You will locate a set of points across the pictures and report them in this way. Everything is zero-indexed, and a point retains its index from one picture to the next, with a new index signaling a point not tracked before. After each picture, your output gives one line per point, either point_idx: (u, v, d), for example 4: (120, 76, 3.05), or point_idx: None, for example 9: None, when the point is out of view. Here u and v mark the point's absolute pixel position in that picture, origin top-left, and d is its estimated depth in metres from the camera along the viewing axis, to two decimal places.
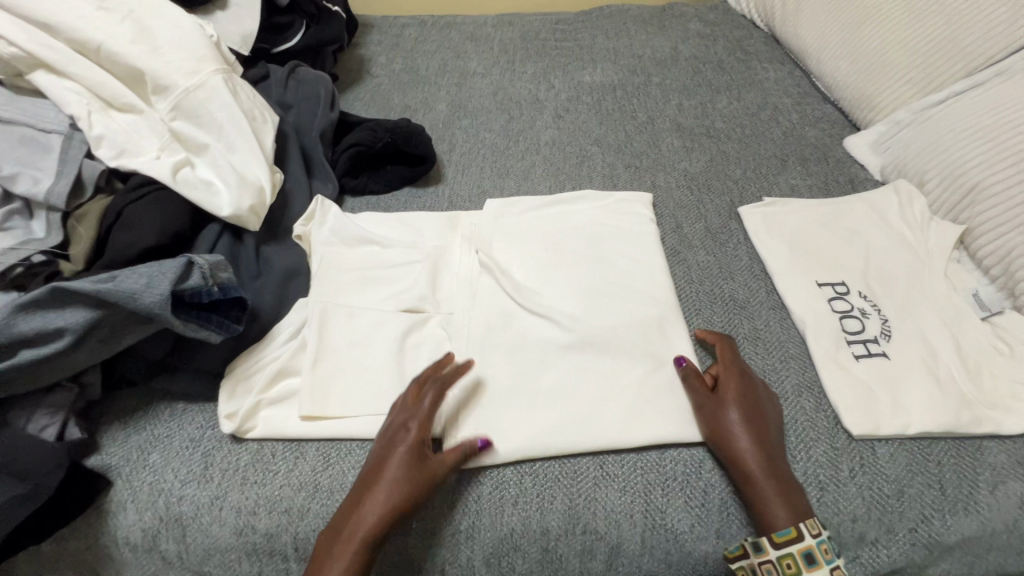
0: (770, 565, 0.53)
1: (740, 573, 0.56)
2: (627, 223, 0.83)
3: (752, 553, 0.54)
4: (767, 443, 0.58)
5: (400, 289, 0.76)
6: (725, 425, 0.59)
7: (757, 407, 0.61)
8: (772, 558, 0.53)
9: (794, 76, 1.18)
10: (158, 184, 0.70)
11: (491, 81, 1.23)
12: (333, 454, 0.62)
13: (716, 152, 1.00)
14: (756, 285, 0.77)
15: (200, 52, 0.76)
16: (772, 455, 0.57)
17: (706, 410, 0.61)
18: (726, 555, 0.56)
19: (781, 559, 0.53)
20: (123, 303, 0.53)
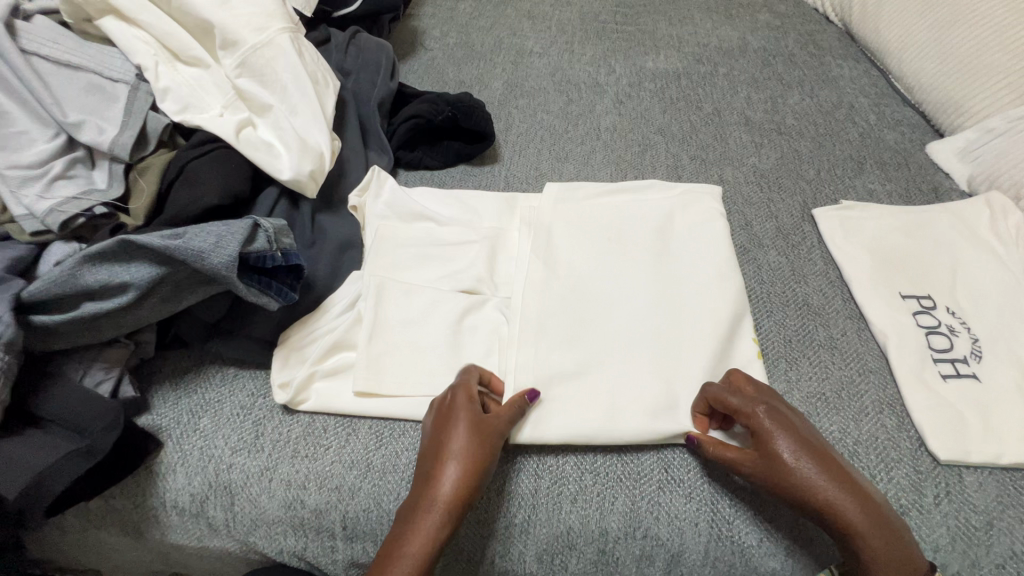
0: None
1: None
2: (699, 212, 0.77)
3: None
4: (840, 469, 0.51)
5: (457, 268, 0.73)
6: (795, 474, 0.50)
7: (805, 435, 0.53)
8: None
9: (871, 76, 1.11)
10: (221, 143, 0.67)
11: (548, 61, 1.18)
12: (387, 434, 0.60)
13: (788, 150, 0.94)
14: (832, 292, 0.73)
15: (269, 8, 0.73)
16: (851, 482, 0.50)
17: (761, 465, 0.52)
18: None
19: None
20: (189, 262, 0.51)
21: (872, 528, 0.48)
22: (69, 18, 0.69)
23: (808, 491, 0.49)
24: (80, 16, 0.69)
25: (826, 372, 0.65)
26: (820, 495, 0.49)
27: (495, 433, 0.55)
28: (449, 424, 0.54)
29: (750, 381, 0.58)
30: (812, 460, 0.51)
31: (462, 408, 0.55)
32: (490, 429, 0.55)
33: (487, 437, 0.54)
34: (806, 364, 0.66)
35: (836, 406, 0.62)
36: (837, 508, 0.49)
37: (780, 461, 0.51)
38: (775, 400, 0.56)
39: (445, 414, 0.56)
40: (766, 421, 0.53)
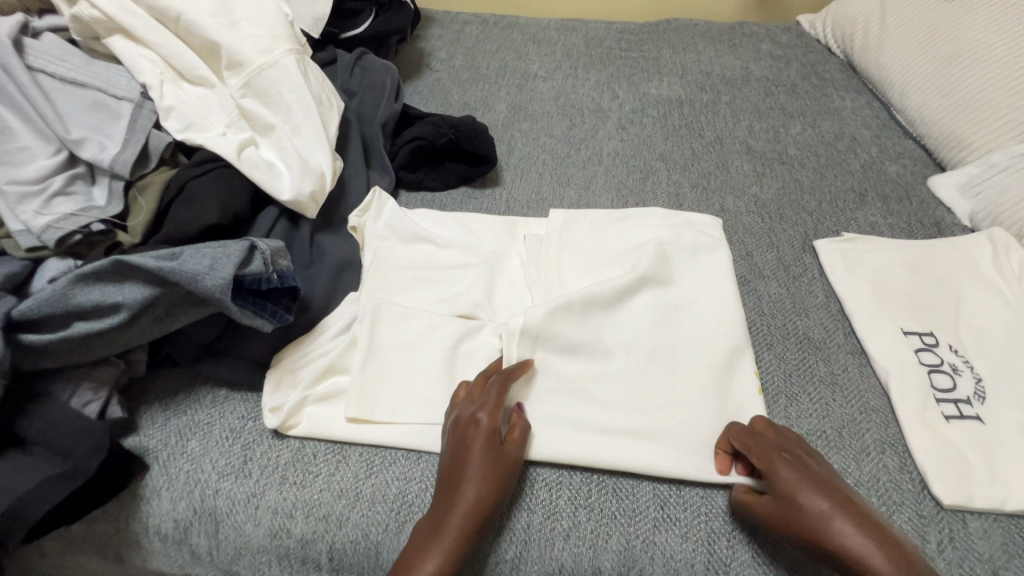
0: None
1: None
2: (693, 241, 0.77)
3: None
4: (862, 513, 0.49)
5: (455, 292, 0.73)
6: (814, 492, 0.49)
7: (823, 478, 0.52)
8: None
9: (872, 107, 1.12)
10: (222, 163, 0.67)
11: (553, 86, 1.19)
12: (377, 462, 0.58)
13: (790, 180, 0.95)
14: (833, 326, 0.72)
15: (276, 30, 0.74)
16: (872, 527, 0.48)
17: (775, 507, 0.51)
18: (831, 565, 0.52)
19: None
20: (183, 284, 0.50)
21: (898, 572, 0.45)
22: (77, 36, 0.70)
23: (829, 539, 0.48)
24: (88, 34, 0.70)
25: (827, 409, 0.64)
26: (842, 543, 0.47)
27: (512, 457, 0.54)
28: (467, 446, 0.53)
29: (771, 425, 0.58)
30: (832, 503, 0.49)
31: (480, 431, 0.53)
32: (505, 454, 0.53)
33: (501, 462, 0.52)
34: (806, 401, 0.65)
35: (837, 445, 0.61)
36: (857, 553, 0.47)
37: (796, 506, 0.50)
38: (793, 443, 0.56)
39: (464, 435, 0.54)
40: (782, 465, 0.53)
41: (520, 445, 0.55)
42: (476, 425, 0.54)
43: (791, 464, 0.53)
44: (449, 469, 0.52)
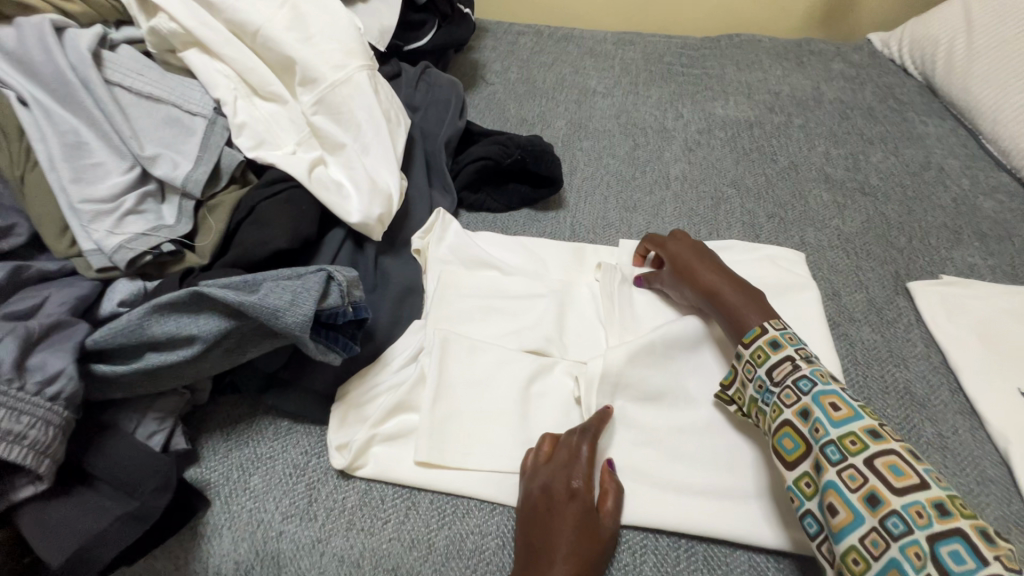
0: (851, 470, 0.46)
1: (805, 476, 0.49)
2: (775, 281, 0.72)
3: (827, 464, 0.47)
4: (736, 281, 0.64)
5: (525, 325, 0.69)
6: (764, 342, 0.56)
7: (711, 256, 0.67)
8: (896, 508, 0.43)
9: (959, 135, 1.05)
10: (293, 182, 0.64)
11: (613, 102, 1.15)
12: (450, 512, 0.55)
13: (874, 212, 0.88)
14: (936, 380, 0.66)
15: (350, 44, 0.71)
16: (753, 296, 0.62)
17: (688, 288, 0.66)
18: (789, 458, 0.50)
19: (907, 508, 0.42)
20: (262, 319, 0.48)
21: (747, 320, 0.59)
22: (152, 49, 0.68)
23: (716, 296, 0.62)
24: (164, 47, 0.68)
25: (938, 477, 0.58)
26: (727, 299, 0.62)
27: (605, 534, 0.50)
28: (554, 521, 0.49)
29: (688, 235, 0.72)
30: (737, 291, 0.62)
31: (571, 506, 0.50)
32: (600, 528, 0.50)
33: (596, 539, 0.49)
34: None
35: None
36: (738, 323, 0.60)
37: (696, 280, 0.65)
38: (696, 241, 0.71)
39: (550, 507, 0.50)
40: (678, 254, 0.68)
41: (612, 518, 0.51)
42: (565, 498, 0.50)
43: (682, 255, 0.68)
44: (532, 539, 0.49)
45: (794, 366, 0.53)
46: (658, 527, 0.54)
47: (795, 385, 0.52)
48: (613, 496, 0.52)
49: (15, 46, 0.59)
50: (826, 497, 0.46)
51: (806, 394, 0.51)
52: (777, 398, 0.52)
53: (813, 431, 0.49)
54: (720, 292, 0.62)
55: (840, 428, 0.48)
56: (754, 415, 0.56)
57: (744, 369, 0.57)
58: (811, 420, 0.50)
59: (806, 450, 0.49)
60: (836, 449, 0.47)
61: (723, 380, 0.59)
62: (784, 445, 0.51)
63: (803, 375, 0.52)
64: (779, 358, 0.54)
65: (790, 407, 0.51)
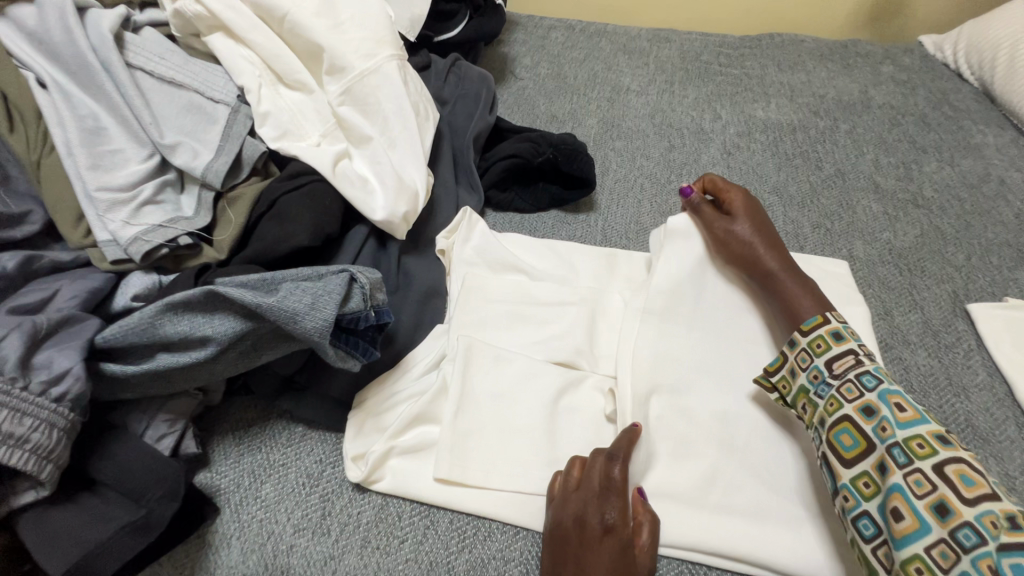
0: (918, 475, 0.42)
1: (863, 473, 0.45)
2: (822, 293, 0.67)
3: (891, 465, 0.43)
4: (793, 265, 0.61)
5: (552, 334, 0.64)
6: (827, 333, 0.53)
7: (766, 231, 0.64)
8: (968, 520, 0.39)
9: (1019, 146, 0.98)
10: (316, 176, 0.61)
11: (647, 101, 1.10)
12: (470, 533, 0.51)
13: (929, 227, 0.82)
14: (1000, 414, 0.61)
15: (381, 33, 0.68)
16: (808, 283, 0.60)
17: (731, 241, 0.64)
18: (846, 453, 0.46)
19: (979, 520, 0.39)
20: (281, 323, 0.45)
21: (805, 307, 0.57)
22: (177, 32, 0.66)
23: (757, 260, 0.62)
24: (188, 31, 0.66)
25: None
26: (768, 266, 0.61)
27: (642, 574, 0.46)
28: (585, 561, 0.45)
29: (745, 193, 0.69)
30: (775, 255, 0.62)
31: (604, 545, 0.46)
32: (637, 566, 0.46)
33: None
34: None
35: None
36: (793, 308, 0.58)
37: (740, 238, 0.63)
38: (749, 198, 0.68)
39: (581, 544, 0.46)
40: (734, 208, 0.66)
41: (648, 556, 0.47)
42: (597, 533, 0.46)
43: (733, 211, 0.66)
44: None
45: (857, 361, 0.50)
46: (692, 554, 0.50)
47: (858, 381, 0.48)
48: (649, 529, 0.48)
49: (36, 26, 0.57)
50: (890, 501, 0.42)
51: (870, 390, 0.47)
52: (837, 393, 0.49)
53: (878, 429, 0.45)
54: (778, 275, 0.61)
55: (907, 429, 0.44)
56: (799, 407, 0.52)
57: (797, 358, 0.53)
58: (876, 418, 0.46)
59: (868, 450, 0.45)
60: (902, 451, 0.43)
61: (768, 364, 0.55)
62: (841, 441, 0.47)
63: (867, 372, 0.49)
64: (841, 351, 0.51)
65: (851, 401, 0.48)
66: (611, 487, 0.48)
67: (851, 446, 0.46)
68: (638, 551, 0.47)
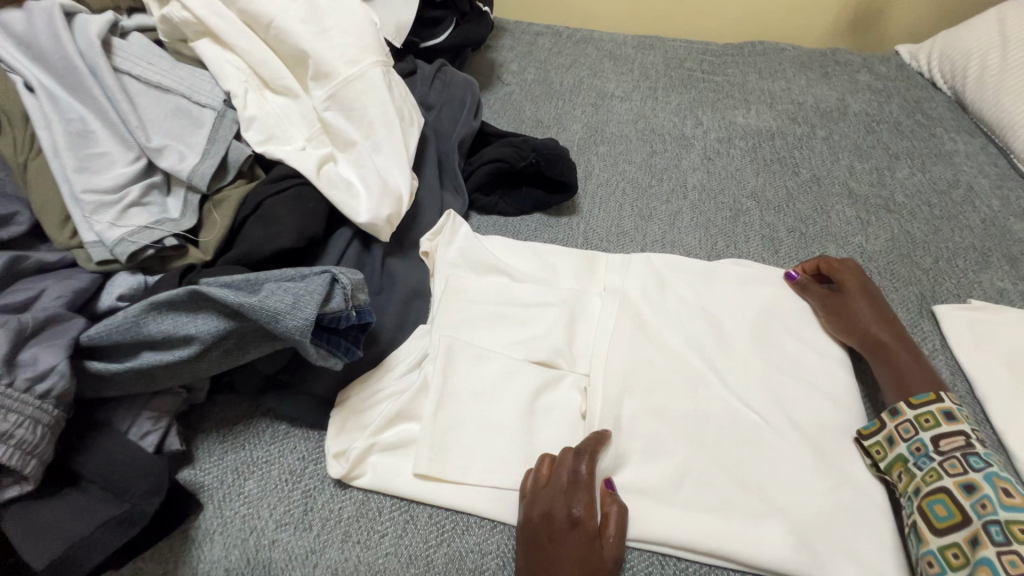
0: (1013, 555, 0.45)
1: (950, 545, 0.48)
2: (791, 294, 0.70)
3: (985, 541, 0.47)
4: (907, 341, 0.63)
5: (532, 335, 0.66)
6: (937, 410, 0.56)
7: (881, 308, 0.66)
8: None
9: (989, 153, 1.02)
10: (301, 179, 0.62)
11: (631, 107, 1.12)
12: (449, 527, 0.53)
13: (899, 231, 0.85)
14: (961, 411, 0.64)
15: (365, 40, 0.69)
16: (924, 362, 0.62)
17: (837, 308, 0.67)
18: (937, 523, 0.50)
19: None
20: (263, 322, 0.46)
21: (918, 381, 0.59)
22: (164, 37, 0.67)
23: (870, 331, 0.64)
24: (176, 36, 0.67)
25: None
26: (879, 335, 0.64)
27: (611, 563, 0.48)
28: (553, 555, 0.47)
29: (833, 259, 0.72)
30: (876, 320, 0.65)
31: (570, 539, 0.48)
32: (603, 557, 0.48)
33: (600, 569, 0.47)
34: None
35: None
36: (905, 381, 0.60)
37: (849, 310, 0.66)
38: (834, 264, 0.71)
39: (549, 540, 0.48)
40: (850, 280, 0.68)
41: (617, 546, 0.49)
42: (564, 527, 0.48)
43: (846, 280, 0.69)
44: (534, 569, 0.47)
45: (966, 442, 0.54)
46: (661, 548, 0.52)
47: (964, 459, 0.52)
48: (615, 519, 0.50)
49: (24, 31, 0.58)
50: (979, 573, 0.45)
51: (975, 469, 0.51)
52: (939, 466, 0.53)
53: (977, 506, 0.49)
54: (892, 347, 0.63)
55: (1010, 511, 0.47)
56: (893, 475, 0.55)
57: (899, 427, 0.56)
58: (977, 495, 0.49)
59: (963, 522, 0.49)
60: (1000, 531, 0.47)
61: (863, 427, 0.59)
62: (935, 512, 0.50)
63: (974, 453, 0.53)
64: (951, 428, 0.55)
65: (952, 475, 0.51)
66: (577, 481, 0.51)
67: (946, 516, 0.50)
68: (607, 543, 0.49)
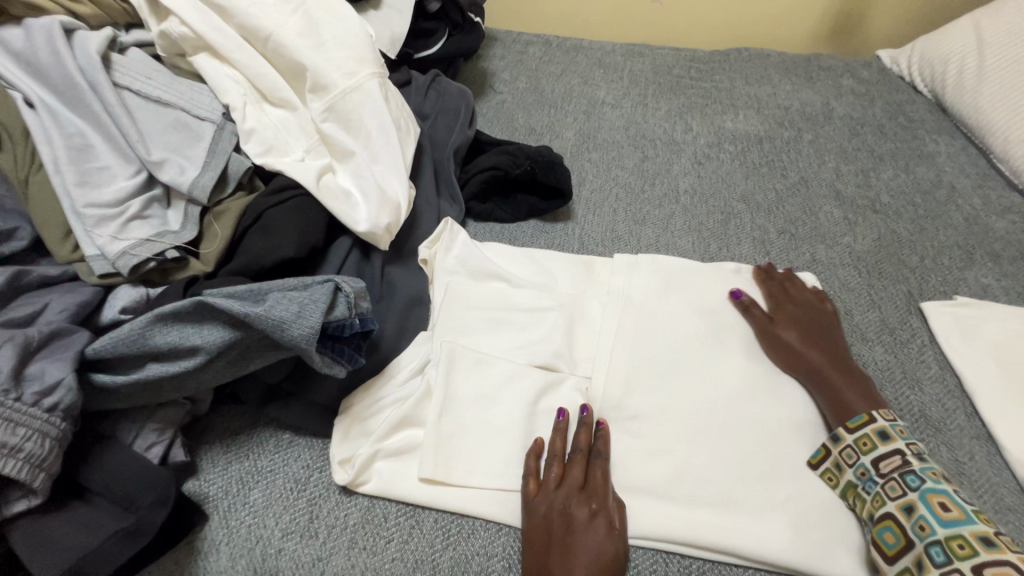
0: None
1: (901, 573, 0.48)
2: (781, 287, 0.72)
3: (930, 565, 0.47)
4: (849, 367, 0.62)
5: (532, 339, 0.67)
6: (872, 432, 0.56)
7: (822, 336, 0.65)
8: None
9: (969, 154, 1.05)
10: (300, 189, 0.63)
11: (621, 114, 1.14)
12: (454, 532, 0.53)
13: (886, 231, 0.87)
14: (951, 404, 0.65)
15: (361, 52, 0.70)
16: (865, 386, 0.60)
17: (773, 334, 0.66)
18: (884, 551, 0.50)
19: None
20: (268, 331, 0.47)
21: (854, 402, 0.59)
22: (162, 52, 0.68)
23: (802, 357, 0.63)
24: (174, 51, 0.68)
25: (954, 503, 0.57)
26: (812, 360, 0.63)
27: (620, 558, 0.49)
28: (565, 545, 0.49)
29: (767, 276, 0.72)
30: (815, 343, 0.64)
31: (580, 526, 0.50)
32: (616, 550, 0.49)
33: (613, 562, 0.49)
34: None
35: None
36: (843, 403, 0.59)
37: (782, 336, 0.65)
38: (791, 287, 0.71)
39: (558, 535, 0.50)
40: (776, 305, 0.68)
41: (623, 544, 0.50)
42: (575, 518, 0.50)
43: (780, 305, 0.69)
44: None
45: (904, 461, 0.53)
46: (664, 545, 0.53)
47: (902, 480, 0.52)
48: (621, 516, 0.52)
49: (23, 48, 0.58)
50: None
51: (913, 489, 0.51)
52: (882, 490, 0.52)
53: (918, 528, 0.49)
54: (826, 371, 0.61)
55: (948, 529, 0.48)
56: (847, 500, 0.55)
57: (842, 453, 0.56)
58: (916, 517, 0.49)
59: (909, 547, 0.49)
60: (941, 550, 0.47)
61: (810, 455, 0.58)
62: (885, 538, 0.50)
63: (911, 471, 0.52)
64: (887, 449, 0.54)
65: (894, 499, 0.51)
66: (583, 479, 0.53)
67: (892, 543, 0.50)
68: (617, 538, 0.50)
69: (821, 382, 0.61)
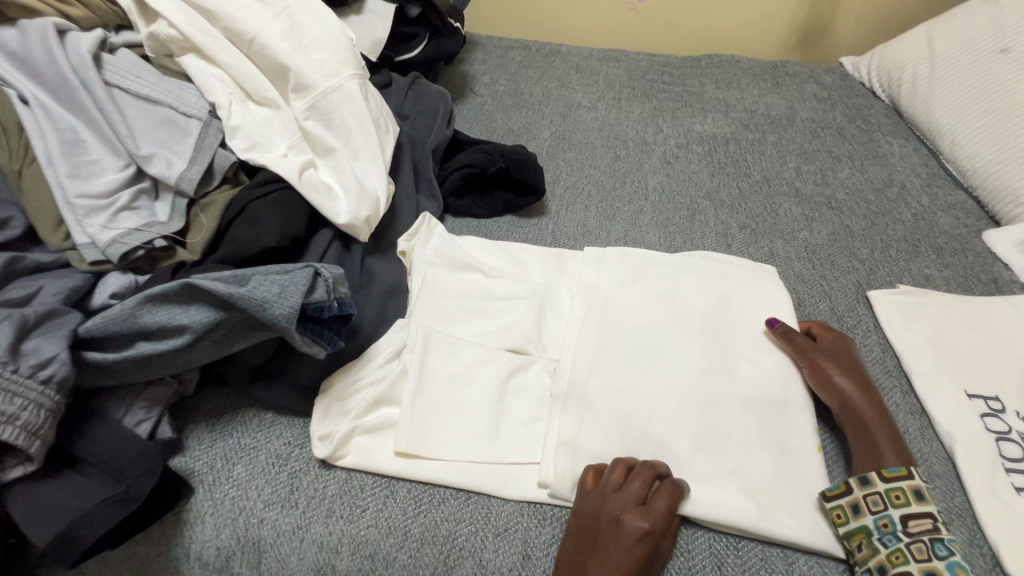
0: None
1: None
2: (736, 274, 0.77)
3: None
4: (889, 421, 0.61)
5: (504, 324, 0.71)
6: (908, 488, 0.55)
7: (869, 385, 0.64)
8: None
9: (921, 155, 1.11)
10: (283, 183, 0.67)
11: (596, 116, 1.19)
12: (426, 501, 0.57)
13: (840, 226, 0.93)
14: (891, 383, 0.71)
15: (342, 54, 0.74)
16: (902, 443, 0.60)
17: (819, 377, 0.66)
18: None
19: None
20: (251, 310, 0.51)
21: (892, 453, 0.58)
22: (151, 53, 0.71)
23: (846, 404, 0.63)
24: (162, 52, 0.71)
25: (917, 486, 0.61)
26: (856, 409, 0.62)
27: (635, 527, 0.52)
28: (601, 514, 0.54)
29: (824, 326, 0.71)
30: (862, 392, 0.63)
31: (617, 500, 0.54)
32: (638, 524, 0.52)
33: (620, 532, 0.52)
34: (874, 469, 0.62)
35: None
36: (877, 455, 0.59)
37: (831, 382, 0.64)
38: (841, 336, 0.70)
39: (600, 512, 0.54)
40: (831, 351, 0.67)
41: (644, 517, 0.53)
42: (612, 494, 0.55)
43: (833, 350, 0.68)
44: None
45: (934, 526, 0.53)
46: None
47: (930, 545, 0.52)
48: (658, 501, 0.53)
49: (17, 47, 0.61)
50: None
51: (940, 558, 0.51)
52: (906, 548, 0.52)
53: None
54: (867, 421, 0.61)
55: None
56: (853, 543, 0.54)
57: (870, 500, 0.55)
58: None
59: None
60: None
61: (829, 490, 0.57)
62: None
63: (940, 539, 0.52)
64: (919, 509, 0.54)
65: (918, 561, 0.51)
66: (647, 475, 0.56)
67: None
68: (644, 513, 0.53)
69: (861, 431, 0.61)
